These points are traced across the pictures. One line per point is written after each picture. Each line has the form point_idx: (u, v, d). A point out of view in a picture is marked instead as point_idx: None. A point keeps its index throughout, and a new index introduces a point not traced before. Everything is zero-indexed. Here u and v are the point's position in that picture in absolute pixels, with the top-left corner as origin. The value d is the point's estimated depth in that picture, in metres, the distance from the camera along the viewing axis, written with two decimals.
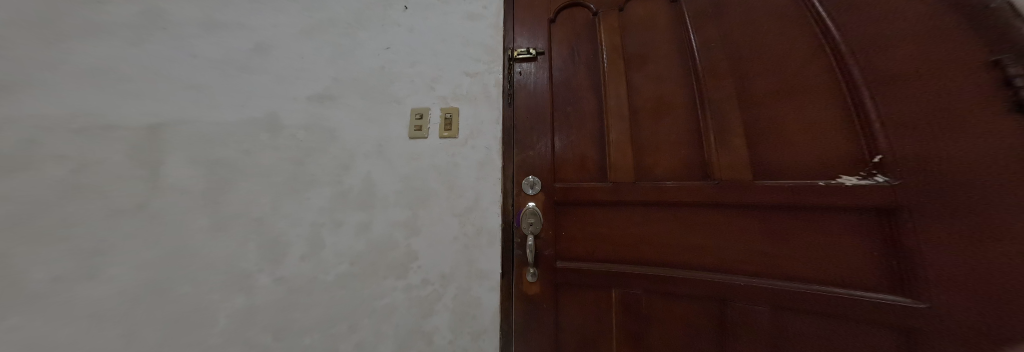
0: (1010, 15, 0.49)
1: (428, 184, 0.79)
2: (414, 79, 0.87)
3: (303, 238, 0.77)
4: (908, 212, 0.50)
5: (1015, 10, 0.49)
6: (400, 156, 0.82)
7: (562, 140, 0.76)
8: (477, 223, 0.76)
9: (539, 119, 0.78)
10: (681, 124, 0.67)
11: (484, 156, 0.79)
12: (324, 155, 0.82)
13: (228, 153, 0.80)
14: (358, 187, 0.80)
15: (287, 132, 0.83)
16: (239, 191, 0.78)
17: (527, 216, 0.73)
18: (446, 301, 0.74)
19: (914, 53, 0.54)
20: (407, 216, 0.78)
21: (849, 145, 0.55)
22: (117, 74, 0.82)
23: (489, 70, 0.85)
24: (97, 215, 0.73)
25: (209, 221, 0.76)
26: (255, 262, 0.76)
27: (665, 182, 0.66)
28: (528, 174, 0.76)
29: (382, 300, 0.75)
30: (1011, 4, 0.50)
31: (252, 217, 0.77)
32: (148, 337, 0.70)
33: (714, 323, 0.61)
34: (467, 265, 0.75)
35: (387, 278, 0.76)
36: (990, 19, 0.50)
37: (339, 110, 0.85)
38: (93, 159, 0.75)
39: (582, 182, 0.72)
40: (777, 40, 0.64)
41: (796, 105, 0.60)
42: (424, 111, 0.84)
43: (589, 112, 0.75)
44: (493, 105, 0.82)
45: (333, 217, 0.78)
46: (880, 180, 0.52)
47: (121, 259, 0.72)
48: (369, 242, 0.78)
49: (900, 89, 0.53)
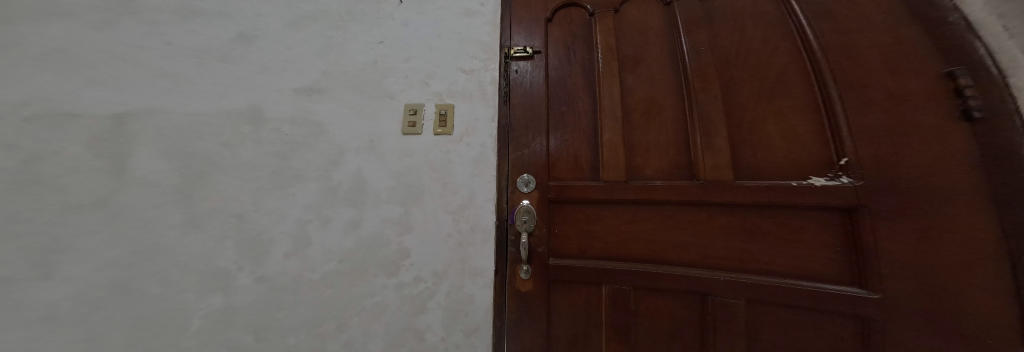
0: (966, 29, 0.55)
1: (421, 181, 0.78)
2: (407, 74, 0.87)
3: (289, 235, 0.74)
4: (866, 211, 0.56)
5: (970, 23, 0.55)
6: (391, 152, 0.81)
7: (557, 139, 0.77)
8: (470, 221, 0.76)
9: (534, 118, 0.79)
10: (666, 127, 0.71)
11: (478, 153, 0.79)
12: (311, 150, 0.79)
13: (206, 146, 0.76)
14: (347, 183, 0.78)
15: (271, 126, 0.79)
16: (217, 186, 0.74)
17: (521, 214, 0.74)
18: (439, 298, 0.74)
19: (884, 65, 0.59)
20: (398, 213, 0.77)
21: (821, 148, 0.60)
22: (77, 59, 0.76)
23: (485, 67, 0.85)
24: (52, 210, 0.67)
25: (184, 218, 0.72)
26: (235, 260, 0.72)
27: (654, 181, 0.69)
28: (522, 172, 0.77)
29: (373, 298, 0.74)
30: (966, 19, 0.55)
31: (231, 214, 0.73)
32: (114, 341, 0.65)
33: (695, 317, 0.65)
34: (460, 263, 0.74)
35: (377, 276, 0.74)
36: (948, 30, 0.56)
37: (328, 103, 0.83)
38: (49, 149, 0.69)
39: (575, 180, 0.74)
40: (762, 46, 0.69)
41: (775, 111, 0.64)
42: (418, 107, 0.83)
43: (583, 111, 0.77)
44: (488, 102, 0.82)
45: (320, 213, 0.76)
46: (845, 180, 0.57)
47: (78, 258, 0.67)
48: (357, 239, 0.76)
49: (865, 97, 0.59)
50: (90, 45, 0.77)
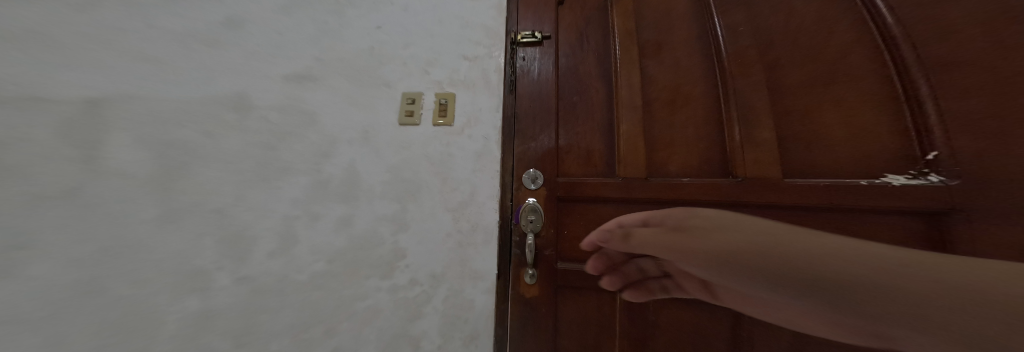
0: None
1: (419, 176, 0.73)
2: (406, 62, 0.81)
3: (273, 233, 0.68)
4: (960, 216, 0.50)
5: None
6: (388, 145, 0.75)
7: (568, 132, 0.70)
8: (471, 219, 0.70)
9: (543, 109, 0.73)
10: (704, 117, 0.65)
11: (481, 146, 0.73)
12: (299, 140, 0.73)
13: (185, 134, 0.69)
14: (338, 176, 0.72)
15: (257, 114, 0.73)
16: (195, 178, 0.67)
17: (526, 213, 0.68)
18: (436, 303, 0.68)
19: (984, 38, 0.51)
20: (394, 210, 0.71)
21: (895, 140, 0.54)
22: (40, 35, 0.68)
23: (490, 54, 0.79)
24: (12, 201, 0.61)
25: (158, 213, 0.65)
26: (214, 259, 0.65)
27: (698, 178, 0.62)
28: (529, 166, 0.71)
29: (365, 301, 0.68)
30: None
31: (210, 209, 0.66)
32: (80, 345, 0.60)
33: (726, 330, 0.60)
34: (460, 265, 0.69)
35: (370, 277, 0.69)
36: None
37: (320, 91, 0.77)
38: (8, 134, 0.63)
39: (600, 176, 0.67)
40: (818, 27, 0.63)
41: (835, 99, 0.58)
42: (417, 96, 0.77)
43: (597, 101, 0.70)
44: (492, 92, 0.76)
45: (308, 209, 0.70)
46: (933, 178, 0.51)
47: (39, 255, 0.60)
48: (349, 238, 0.70)
49: (954, 79, 0.52)
50: (55, 20, 0.70)
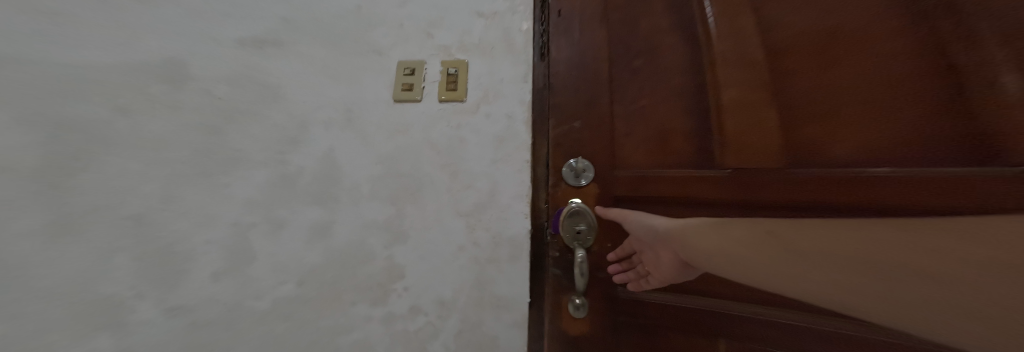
0: None
1: (421, 168, 0.54)
2: (404, 22, 0.62)
3: (219, 247, 0.49)
4: None
5: None
6: (379, 128, 0.56)
7: (628, 108, 0.50)
8: (492, 227, 0.52)
9: (590, 78, 0.53)
10: (919, 58, 0.32)
11: (503, 128, 0.55)
12: (257, 121, 0.54)
13: (92, 112, 0.49)
14: (312, 170, 0.53)
15: (196, 86, 0.53)
16: (105, 173, 0.48)
17: (571, 220, 0.48)
18: (446, 339, 0.50)
19: None
20: (388, 213, 0.53)
21: None
22: None
23: (513, 10, 0.61)
24: None
25: (45, 220, 0.45)
26: (130, 285, 0.46)
27: (913, 173, 0.31)
28: (571, 157, 0.51)
29: (349, 336, 0.49)
30: None
31: (128, 215, 0.47)
32: None
33: None
34: (477, 288, 0.51)
35: (356, 304, 0.50)
36: None
37: (287, 58, 0.58)
38: None
39: (700, 173, 0.43)
40: None
41: None
42: (417, 65, 0.58)
43: (676, 61, 0.48)
44: (517, 58, 0.58)
45: (269, 215, 0.51)
46: None
47: None
48: (326, 252, 0.51)
49: None
50: None
